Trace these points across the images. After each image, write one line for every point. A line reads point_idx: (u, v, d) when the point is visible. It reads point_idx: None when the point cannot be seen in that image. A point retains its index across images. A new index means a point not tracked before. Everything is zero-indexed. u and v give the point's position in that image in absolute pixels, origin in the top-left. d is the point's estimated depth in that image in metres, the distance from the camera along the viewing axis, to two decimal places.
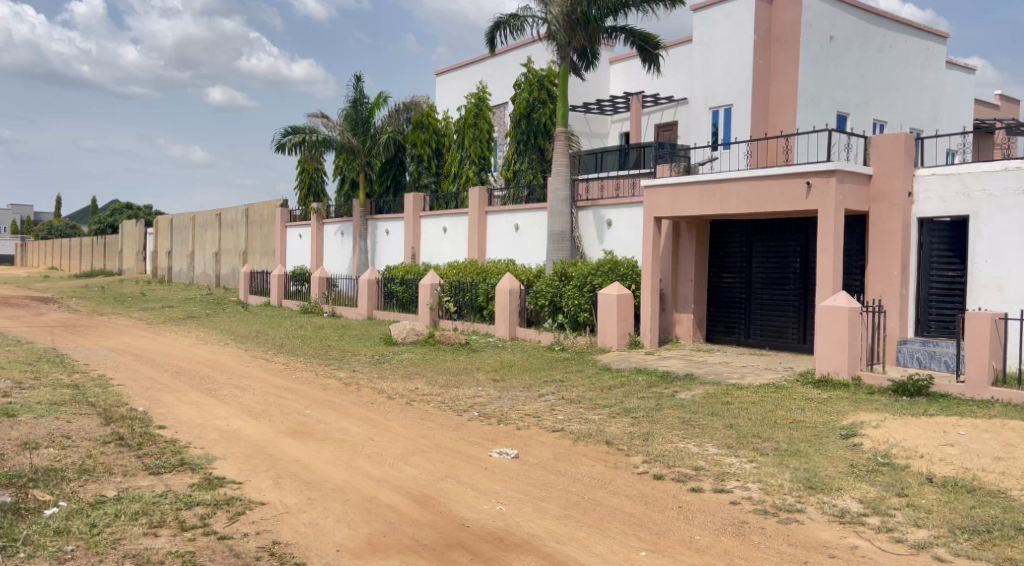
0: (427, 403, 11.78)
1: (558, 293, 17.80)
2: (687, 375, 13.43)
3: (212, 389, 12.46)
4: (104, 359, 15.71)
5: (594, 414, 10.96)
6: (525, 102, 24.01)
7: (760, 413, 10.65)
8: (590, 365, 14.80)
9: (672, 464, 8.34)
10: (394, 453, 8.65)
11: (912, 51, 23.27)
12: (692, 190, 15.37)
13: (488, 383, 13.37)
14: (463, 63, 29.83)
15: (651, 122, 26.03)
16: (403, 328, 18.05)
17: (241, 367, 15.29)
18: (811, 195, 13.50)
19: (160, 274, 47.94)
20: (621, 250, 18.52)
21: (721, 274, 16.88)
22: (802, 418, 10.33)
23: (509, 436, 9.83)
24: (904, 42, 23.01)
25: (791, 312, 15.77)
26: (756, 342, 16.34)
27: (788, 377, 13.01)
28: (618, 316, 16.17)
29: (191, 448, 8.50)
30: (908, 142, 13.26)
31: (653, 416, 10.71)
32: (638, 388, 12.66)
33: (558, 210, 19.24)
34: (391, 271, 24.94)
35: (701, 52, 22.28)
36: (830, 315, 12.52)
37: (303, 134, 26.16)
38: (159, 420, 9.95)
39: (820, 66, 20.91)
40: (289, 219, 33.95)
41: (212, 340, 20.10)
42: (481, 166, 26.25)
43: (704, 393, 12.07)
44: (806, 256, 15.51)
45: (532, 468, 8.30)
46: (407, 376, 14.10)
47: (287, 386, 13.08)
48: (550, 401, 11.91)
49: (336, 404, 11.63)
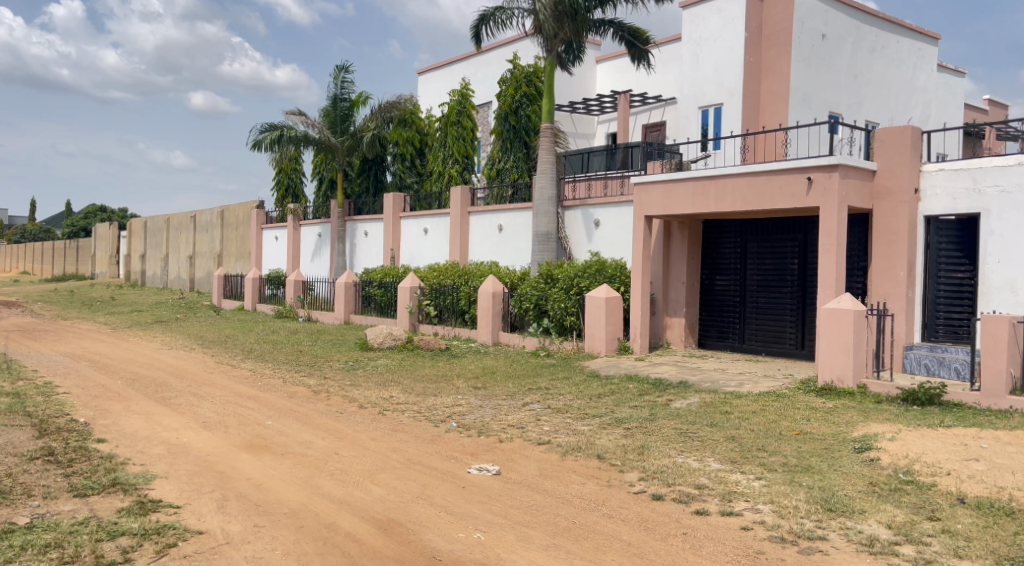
0: (402, 413, 10.86)
1: (543, 296, 16.92)
2: (681, 382, 12.59)
3: (167, 397, 11.52)
4: (57, 365, 14.80)
5: (582, 425, 10.07)
6: (510, 99, 23.13)
7: (763, 424, 9.80)
8: (577, 372, 13.93)
9: (672, 482, 7.45)
10: (359, 469, 7.73)
11: (904, 51, 22.60)
12: (685, 186, 14.55)
13: (469, 391, 12.46)
14: (446, 60, 28.98)
15: (639, 122, 25.27)
16: (379, 332, 17.16)
17: (203, 373, 14.35)
18: (812, 191, 12.70)
19: (133, 278, 46.74)
20: (610, 251, 17.69)
21: (714, 277, 16.10)
22: (809, 430, 9.48)
23: (490, 449, 8.92)
24: (896, 42, 22.36)
25: (788, 315, 14.97)
26: (751, 348, 15.55)
27: (787, 384, 12.17)
28: (607, 319, 15.31)
29: (130, 465, 7.60)
30: (915, 135, 12.46)
31: (647, 427, 9.85)
32: (630, 397, 11.82)
33: (543, 210, 18.38)
34: (369, 273, 23.99)
35: (690, 49, 21.52)
36: (833, 319, 11.71)
37: (280, 131, 25.24)
38: (99, 433, 9.05)
39: (813, 64, 20.19)
40: (265, 221, 32.89)
41: (177, 344, 19.15)
42: (464, 165, 25.26)
43: (700, 402, 11.23)
44: (804, 257, 14.72)
45: (515, 487, 7.39)
46: (382, 383, 13.19)
47: (249, 394, 12.15)
48: (536, 410, 11.01)
49: (302, 414, 10.71)
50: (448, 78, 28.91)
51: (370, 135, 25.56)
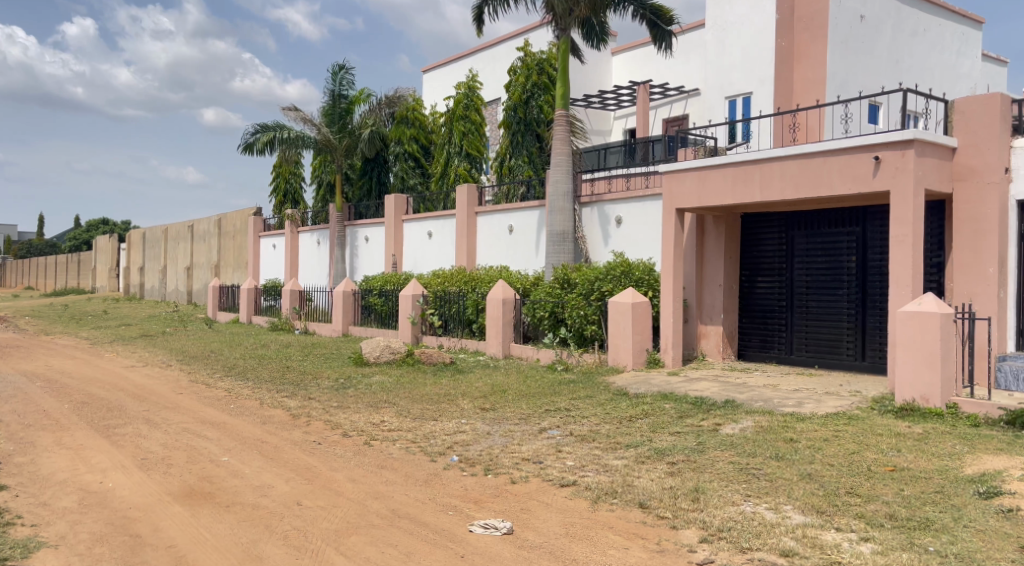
0: (392, 444, 8.90)
1: (560, 303, 14.96)
2: (727, 402, 10.57)
3: (113, 425, 9.59)
4: (5, 387, 12.88)
5: (613, 459, 8.07)
6: (521, 90, 21.27)
7: (842, 457, 7.80)
8: (602, 390, 11.92)
9: (747, 546, 5.54)
10: (322, 529, 5.78)
11: (946, 35, 20.34)
12: (724, 173, 12.61)
13: (474, 414, 10.46)
14: (452, 56, 27.21)
15: (659, 117, 23.47)
16: (376, 344, 15.20)
17: (170, 394, 12.40)
18: (880, 173, 10.71)
19: (132, 291, 44.98)
20: (634, 252, 15.69)
21: (755, 279, 14.15)
22: (905, 465, 7.48)
23: (499, 495, 6.97)
24: (938, 27, 20.15)
25: (844, 321, 12.93)
26: (801, 359, 13.54)
27: (856, 403, 10.14)
28: (634, 329, 13.29)
29: (15, 529, 5.72)
30: (1004, 105, 10.54)
31: (697, 461, 7.86)
32: (668, 420, 9.82)
33: (558, 206, 16.43)
34: (369, 281, 22.10)
35: (716, 35, 19.57)
36: (913, 325, 9.69)
37: (274, 131, 23.47)
38: (4, 477, 7.17)
39: (852, 48, 17.88)
40: (263, 228, 31.05)
41: (153, 361, 17.22)
42: (472, 163, 23.29)
43: (755, 427, 9.24)
44: (864, 252, 12.66)
45: (533, 555, 5.46)
46: (373, 405, 11.24)
47: (215, 420, 10.20)
48: (557, 439, 9.03)
49: (270, 445, 8.76)
50: (454, 72, 27.11)
51: (369, 132, 23.74)
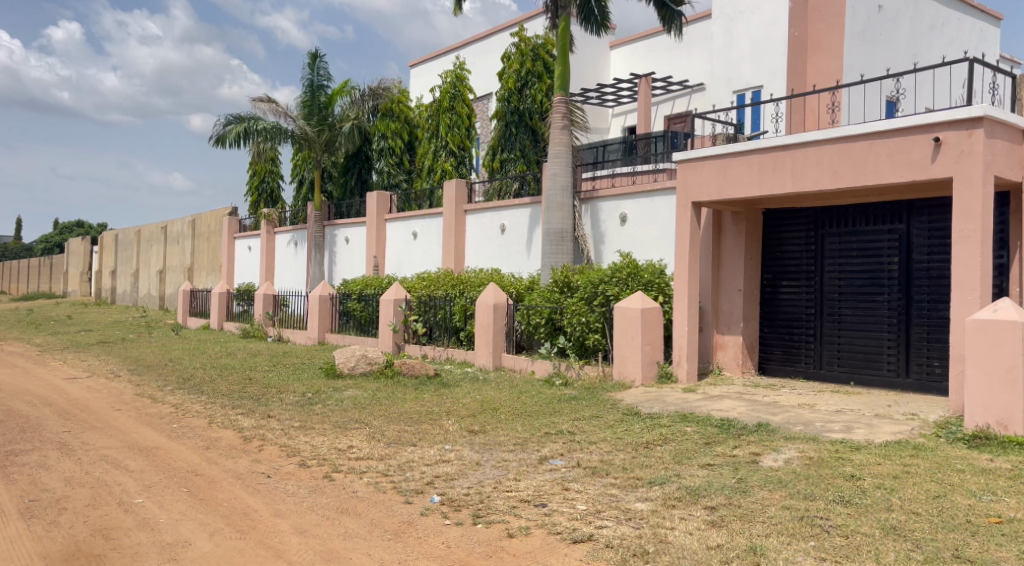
0: (359, 478, 7.18)
1: (558, 309, 13.28)
2: (761, 425, 8.90)
3: (13, 452, 7.77)
4: None
5: (635, 501, 6.37)
6: (515, 76, 19.62)
7: (927, 502, 6.18)
8: (609, 409, 10.21)
9: None
10: None
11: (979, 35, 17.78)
12: (750, 161, 10.99)
13: (461, 439, 8.73)
14: (440, 50, 25.62)
15: (661, 114, 21.93)
16: (350, 354, 13.47)
17: (103, 411, 10.58)
18: (940, 156, 9.12)
19: (102, 296, 42.86)
20: (642, 252, 14.00)
21: (779, 284, 12.53)
22: (1011, 516, 5.87)
23: (494, 555, 5.30)
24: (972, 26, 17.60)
25: (884, 333, 11.31)
26: (833, 375, 11.92)
27: (916, 429, 8.52)
28: (644, 339, 11.61)
29: None
30: None
31: (742, 507, 6.20)
32: (694, 448, 8.16)
33: (557, 202, 14.75)
34: (348, 285, 20.39)
35: (722, 23, 17.27)
36: (987, 335, 8.07)
37: (246, 123, 21.67)
38: None
39: (871, 40, 15.54)
40: (239, 229, 29.23)
41: (100, 371, 15.32)
42: (459, 158, 21.68)
43: (802, 459, 7.58)
44: (909, 252, 11.04)
45: None
46: (342, 426, 9.50)
47: (147, 445, 8.42)
48: (562, 472, 7.32)
49: (206, 479, 7.01)
50: (443, 63, 25.42)
51: (350, 125, 22.21)
